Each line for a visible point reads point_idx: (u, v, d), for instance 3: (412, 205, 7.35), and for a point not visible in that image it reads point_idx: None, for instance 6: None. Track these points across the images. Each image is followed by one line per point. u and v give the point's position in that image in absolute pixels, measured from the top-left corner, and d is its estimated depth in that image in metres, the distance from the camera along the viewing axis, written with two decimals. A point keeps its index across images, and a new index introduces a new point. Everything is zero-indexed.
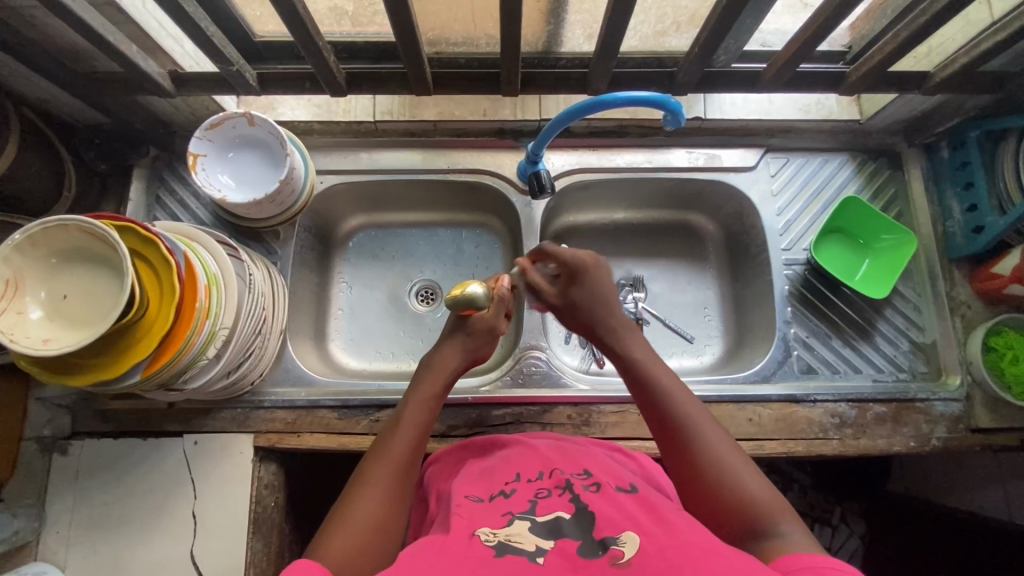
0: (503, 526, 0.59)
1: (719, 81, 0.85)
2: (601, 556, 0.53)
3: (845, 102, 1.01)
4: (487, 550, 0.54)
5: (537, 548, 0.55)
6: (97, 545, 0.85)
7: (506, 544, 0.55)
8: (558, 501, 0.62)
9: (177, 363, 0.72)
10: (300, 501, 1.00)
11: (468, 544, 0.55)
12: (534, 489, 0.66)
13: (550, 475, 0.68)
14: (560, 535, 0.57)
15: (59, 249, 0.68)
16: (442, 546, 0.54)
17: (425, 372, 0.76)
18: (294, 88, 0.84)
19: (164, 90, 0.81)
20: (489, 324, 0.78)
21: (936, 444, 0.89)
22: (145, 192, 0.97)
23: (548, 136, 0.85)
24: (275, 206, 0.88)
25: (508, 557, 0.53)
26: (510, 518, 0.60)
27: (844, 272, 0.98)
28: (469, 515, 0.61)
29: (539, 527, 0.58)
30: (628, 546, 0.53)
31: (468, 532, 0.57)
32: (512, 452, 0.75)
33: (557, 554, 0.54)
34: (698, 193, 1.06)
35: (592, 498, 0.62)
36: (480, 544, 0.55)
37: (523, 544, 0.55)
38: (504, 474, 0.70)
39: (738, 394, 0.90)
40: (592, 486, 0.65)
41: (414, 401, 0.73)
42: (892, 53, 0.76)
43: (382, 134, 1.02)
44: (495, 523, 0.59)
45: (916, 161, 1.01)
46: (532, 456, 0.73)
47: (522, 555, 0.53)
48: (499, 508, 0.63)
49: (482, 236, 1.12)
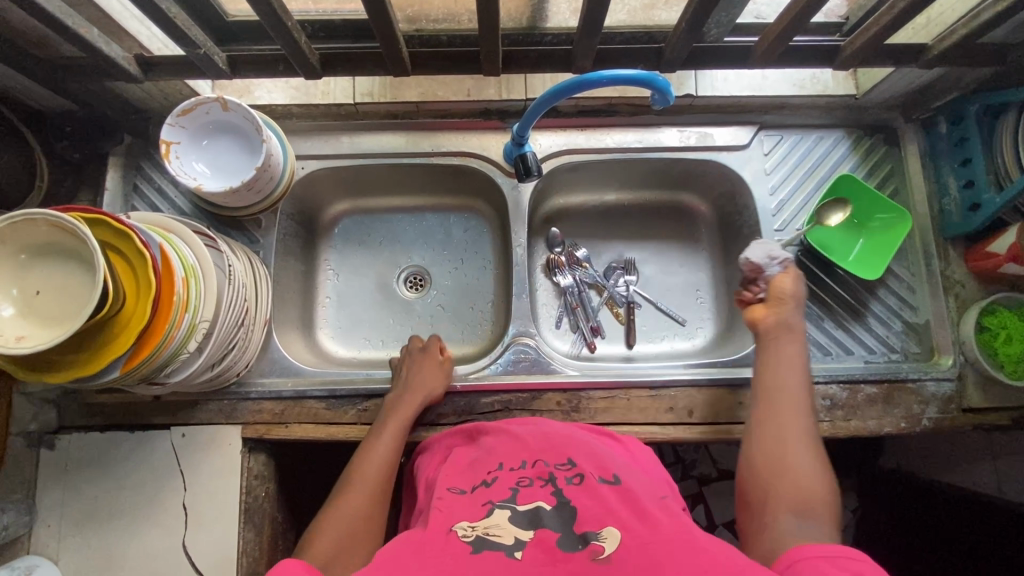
0: (482, 518, 0.59)
1: (710, 58, 0.82)
2: (580, 551, 0.54)
3: (841, 76, 0.97)
4: (465, 546, 0.55)
5: (516, 541, 0.56)
6: (89, 537, 0.86)
7: (484, 538, 0.56)
8: (539, 491, 0.63)
9: (156, 357, 0.70)
10: (293, 489, 1.00)
11: (448, 541, 0.56)
12: (516, 477, 0.66)
13: (533, 465, 0.68)
14: (539, 525, 0.58)
15: (28, 244, 0.65)
16: (422, 542, 0.56)
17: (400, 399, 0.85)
18: (266, 71, 0.81)
19: (131, 76, 0.77)
20: (440, 363, 0.91)
21: (926, 424, 0.89)
22: (122, 181, 0.94)
23: (533, 116, 0.82)
24: (253, 194, 0.86)
25: (485, 552, 0.54)
26: (490, 507, 0.61)
27: (835, 253, 0.95)
28: (449, 510, 0.61)
29: (519, 516, 0.59)
30: (609, 541, 0.54)
31: (445, 527, 0.58)
32: (495, 440, 0.74)
33: (536, 547, 0.55)
34: (690, 173, 1.03)
35: (575, 491, 0.62)
36: (458, 540, 0.56)
37: (501, 537, 0.56)
38: (488, 462, 0.70)
39: (729, 377, 0.90)
40: (575, 478, 0.65)
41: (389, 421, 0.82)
42: (888, 25, 0.73)
43: (363, 116, 0.99)
44: (474, 515, 0.60)
45: (914, 136, 0.98)
46: (514, 443, 0.72)
47: (500, 551, 0.54)
48: (480, 498, 0.63)
49: (470, 220, 1.10)
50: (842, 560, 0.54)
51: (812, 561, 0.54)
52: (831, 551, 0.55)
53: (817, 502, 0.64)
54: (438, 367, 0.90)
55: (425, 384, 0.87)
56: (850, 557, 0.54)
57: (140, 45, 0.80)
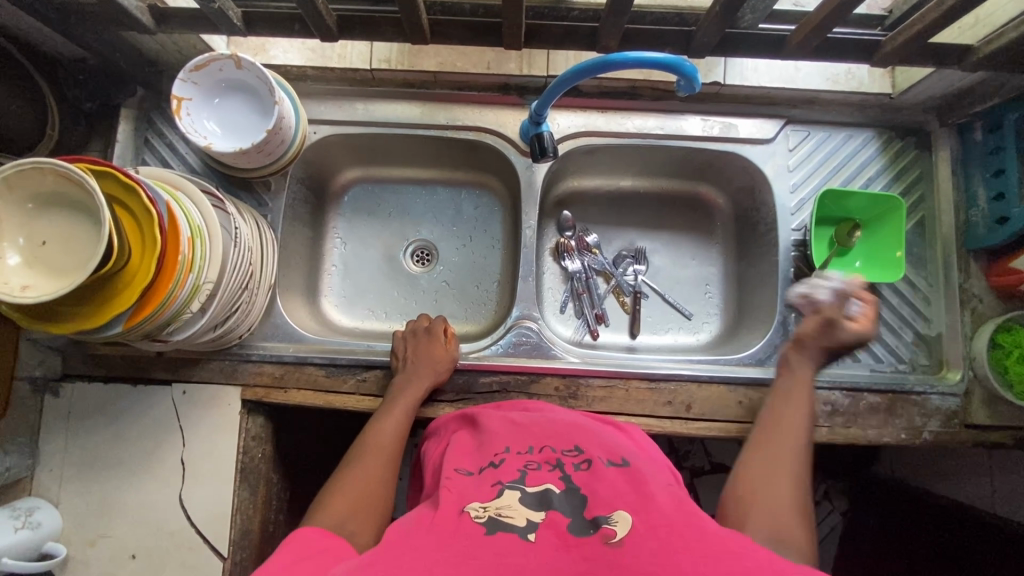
0: (493, 499, 0.59)
1: (742, 45, 0.79)
2: (592, 535, 0.54)
3: (878, 73, 0.93)
4: (479, 527, 0.55)
5: (529, 523, 0.56)
6: (90, 483, 0.88)
7: (496, 520, 0.56)
8: (548, 475, 0.63)
9: (159, 315, 0.70)
10: (290, 453, 1.02)
11: (461, 522, 0.56)
12: (523, 460, 0.66)
13: (539, 450, 0.68)
14: (550, 507, 0.58)
15: (34, 193, 0.65)
16: (433, 524, 0.56)
17: (405, 384, 0.85)
18: (281, 30, 0.79)
19: (143, 26, 0.76)
20: (447, 356, 0.88)
21: (926, 437, 0.88)
22: (133, 133, 0.94)
23: (552, 94, 0.79)
24: (263, 156, 0.85)
25: (499, 534, 0.54)
26: (500, 489, 0.61)
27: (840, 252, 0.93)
28: (458, 491, 0.62)
29: (528, 498, 0.59)
30: (620, 525, 0.54)
31: (457, 508, 0.59)
32: (498, 424, 0.74)
33: (548, 529, 0.55)
34: (709, 164, 1.00)
35: (583, 478, 0.62)
36: (471, 522, 0.56)
37: (513, 518, 0.56)
38: (494, 445, 0.70)
39: (730, 376, 0.89)
40: (582, 464, 0.65)
41: (391, 405, 0.84)
42: (935, 22, 0.69)
43: (379, 83, 0.96)
44: (484, 496, 0.60)
45: (947, 141, 0.94)
46: (518, 429, 0.72)
47: (514, 532, 0.54)
48: (488, 480, 0.63)
49: (482, 197, 1.08)
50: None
51: None
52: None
53: (788, 534, 0.64)
54: (444, 360, 0.88)
55: (430, 369, 0.86)
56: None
57: None
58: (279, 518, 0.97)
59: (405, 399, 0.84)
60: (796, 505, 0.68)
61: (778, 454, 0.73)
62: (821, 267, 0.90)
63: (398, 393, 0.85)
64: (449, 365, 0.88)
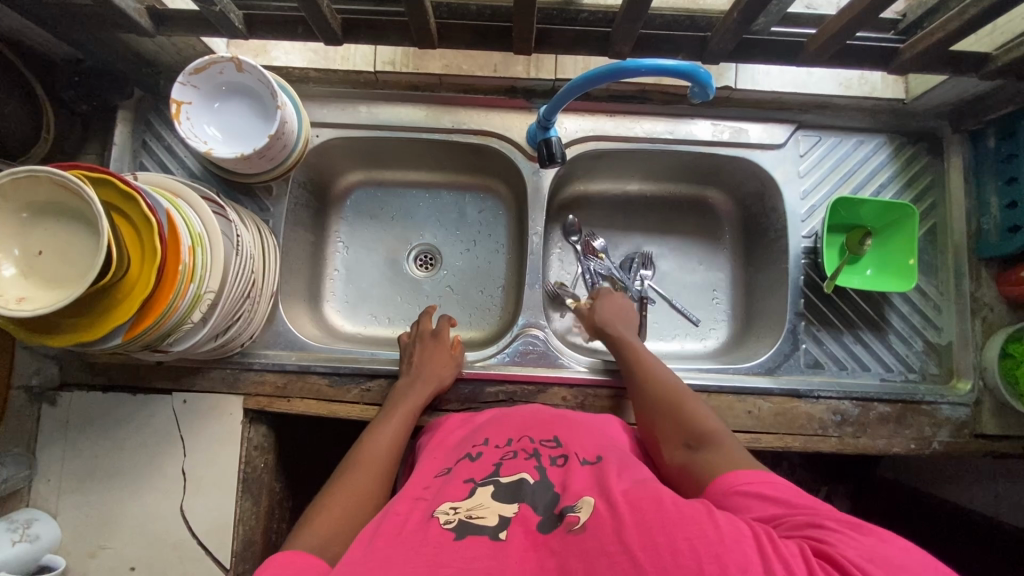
0: (466, 498, 0.58)
1: (758, 51, 0.77)
2: (558, 528, 0.53)
3: (891, 78, 0.91)
4: (446, 533, 0.52)
5: (500, 521, 0.54)
6: (88, 494, 0.86)
7: (466, 521, 0.54)
8: (524, 464, 0.63)
9: (160, 326, 0.69)
10: (292, 461, 1.01)
11: (427, 528, 0.53)
12: (500, 453, 0.67)
13: (518, 441, 0.69)
14: (520, 501, 0.57)
15: (30, 202, 0.63)
16: (401, 529, 0.54)
17: (402, 396, 0.83)
18: (285, 33, 0.77)
19: (141, 29, 0.73)
20: (455, 357, 0.88)
21: (936, 447, 0.87)
22: (131, 136, 0.91)
23: (562, 100, 0.77)
24: (264, 162, 0.83)
25: (469, 538, 0.52)
26: (473, 486, 0.60)
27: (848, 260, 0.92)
28: (433, 491, 0.61)
29: (501, 493, 0.59)
30: (583, 511, 0.54)
31: (426, 512, 0.57)
32: (483, 423, 0.75)
33: (519, 526, 0.54)
34: (718, 169, 0.99)
35: (556, 472, 0.62)
36: (438, 528, 0.53)
37: (484, 518, 0.54)
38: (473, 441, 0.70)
39: (741, 386, 0.88)
40: (559, 458, 0.65)
41: (388, 415, 0.81)
42: (957, 30, 0.68)
43: (383, 85, 0.94)
44: (457, 494, 0.59)
45: (959, 148, 0.93)
46: (504, 424, 0.73)
47: (483, 534, 0.52)
48: (463, 476, 0.63)
49: (486, 201, 1.06)
50: (746, 488, 0.56)
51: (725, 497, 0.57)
52: (735, 481, 0.58)
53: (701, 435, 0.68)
54: (452, 361, 0.88)
55: (433, 375, 0.85)
56: (752, 481, 0.57)
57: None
58: (282, 526, 0.96)
59: (413, 400, 0.82)
60: (693, 402, 0.73)
61: (653, 384, 0.77)
62: (831, 275, 0.88)
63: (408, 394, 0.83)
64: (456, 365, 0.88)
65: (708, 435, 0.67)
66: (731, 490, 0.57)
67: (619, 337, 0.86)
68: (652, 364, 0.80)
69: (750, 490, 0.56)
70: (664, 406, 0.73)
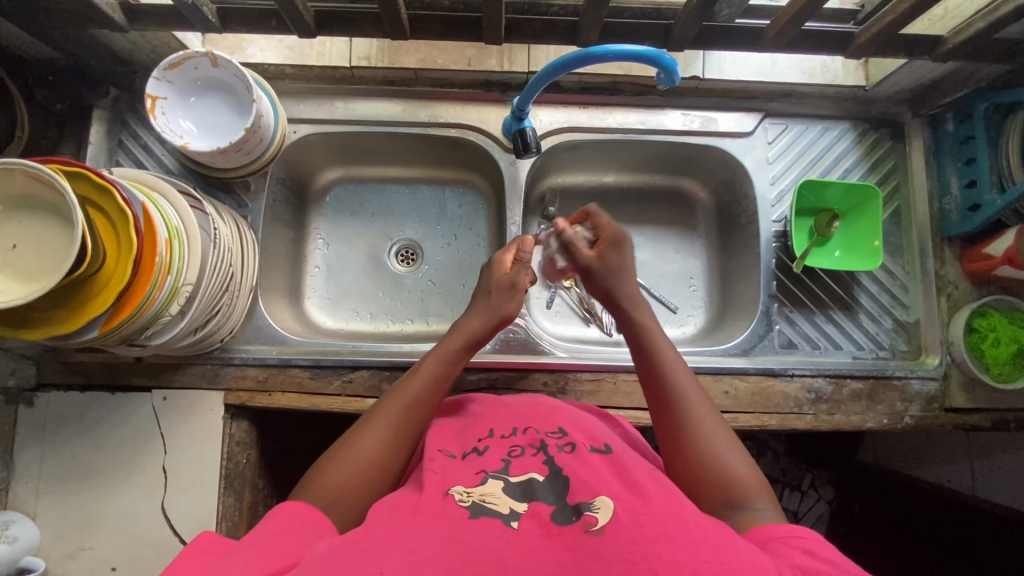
0: (477, 486, 0.57)
1: (720, 39, 0.80)
2: (574, 523, 0.52)
3: (852, 66, 0.95)
4: (462, 511, 0.53)
5: (512, 511, 0.54)
6: (68, 495, 0.85)
7: (480, 505, 0.54)
8: (532, 461, 0.61)
9: (137, 319, 0.69)
10: (274, 458, 1.00)
11: (444, 505, 0.54)
12: (508, 447, 0.64)
13: (524, 431, 0.67)
14: (533, 497, 0.55)
15: (5, 196, 0.63)
16: (417, 505, 0.54)
17: (451, 332, 0.76)
18: (259, 27, 0.78)
19: (115, 24, 0.74)
20: (510, 281, 0.79)
21: (908, 421, 0.89)
22: (106, 136, 0.91)
23: (534, 90, 0.79)
24: (241, 155, 0.84)
25: (482, 519, 0.52)
26: (484, 477, 0.59)
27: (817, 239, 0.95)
28: (443, 470, 0.60)
29: (513, 488, 0.57)
30: (602, 513, 0.52)
31: (442, 490, 0.56)
32: (489, 409, 0.73)
33: (531, 519, 0.52)
34: (691, 158, 1.01)
35: (567, 459, 0.61)
36: (455, 505, 0.54)
37: (497, 505, 0.54)
38: (480, 428, 0.69)
39: (717, 366, 0.90)
40: (566, 446, 0.63)
41: (435, 352, 0.74)
42: (905, 13, 0.71)
43: (359, 81, 0.96)
44: (468, 482, 0.58)
45: (920, 132, 0.96)
46: (507, 412, 0.71)
47: (496, 518, 0.52)
48: (474, 466, 0.61)
49: (466, 195, 1.08)
50: (793, 541, 0.52)
51: (768, 542, 0.53)
52: (783, 531, 0.53)
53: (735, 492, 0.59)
54: (506, 282, 0.79)
55: (491, 309, 0.77)
56: (802, 537, 0.52)
57: None
58: None
59: (466, 331, 0.76)
60: (722, 447, 0.63)
61: (681, 410, 0.66)
62: (799, 256, 0.91)
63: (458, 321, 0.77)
64: (512, 289, 0.79)
65: (744, 493, 0.59)
66: (776, 539, 0.53)
67: (644, 336, 0.72)
68: (682, 381, 0.68)
69: (797, 543, 0.51)
70: (694, 447, 0.63)
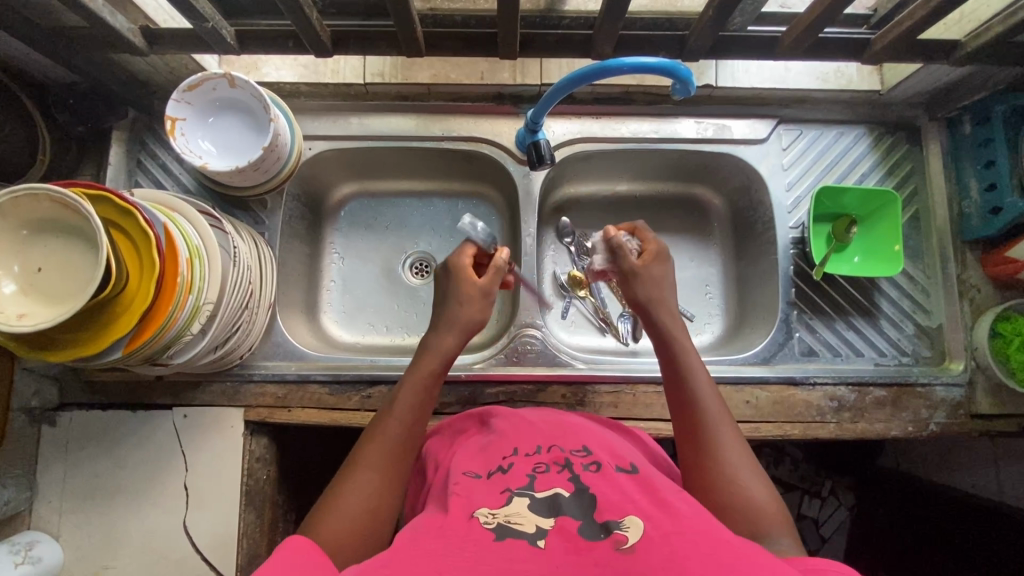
0: (503, 506, 0.57)
1: (733, 48, 0.80)
2: (603, 540, 0.51)
3: (867, 71, 0.94)
4: (487, 533, 0.52)
5: (538, 529, 0.53)
6: (90, 514, 0.86)
7: (506, 526, 0.53)
8: (557, 477, 0.60)
9: (160, 339, 0.69)
10: (292, 475, 1.00)
11: (469, 527, 0.53)
12: (532, 463, 0.64)
13: (548, 449, 0.66)
14: (559, 513, 0.55)
15: (30, 220, 0.63)
16: (443, 527, 0.54)
17: (422, 353, 0.74)
18: (277, 47, 0.79)
19: (136, 49, 0.76)
20: (482, 289, 0.76)
21: (934, 429, 0.88)
22: (125, 157, 0.93)
23: (549, 102, 0.79)
24: (259, 174, 0.85)
25: (508, 540, 0.51)
26: (509, 496, 0.58)
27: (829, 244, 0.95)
28: (468, 493, 0.59)
29: (538, 504, 0.56)
30: (632, 531, 0.51)
31: (467, 513, 0.56)
32: (512, 426, 0.73)
33: (558, 535, 0.52)
34: (704, 166, 1.01)
35: (593, 478, 0.60)
36: (479, 527, 0.53)
37: (522, 525, 0.54)
38: (503, 446, 0.68)
39: (737, 375, 0.88)
40: (592, 464, 0.63)
41: (409, 379, 0.72)
42: (925, 18, 0.71)
43: (373, 97, 0.97)
44: (494, 502, 0.57)
45: (937, 135, 0.96)
46: (529, 429, 0.71)
47: (522, 538, 0.52)
48: (498, 486, 0.60)
49: (478, 207, 1.08)
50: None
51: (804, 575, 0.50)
52: (822, 567, 0.50)
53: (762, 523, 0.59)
54: (478, 290, 0.76)
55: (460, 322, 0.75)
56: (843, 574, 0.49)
57: (147, 17, 0.79)
58: None
59: (435, 352, 0.74)
60: (748, 479, 0.62)
61: (711, 435, 0.65)
62: (819, 263, 0.90)
63: (429, 338, 0.75)
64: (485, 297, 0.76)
65: (765, 524, 0.59)
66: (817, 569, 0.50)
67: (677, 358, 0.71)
68: (713, 409, 0.67)
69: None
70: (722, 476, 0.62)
